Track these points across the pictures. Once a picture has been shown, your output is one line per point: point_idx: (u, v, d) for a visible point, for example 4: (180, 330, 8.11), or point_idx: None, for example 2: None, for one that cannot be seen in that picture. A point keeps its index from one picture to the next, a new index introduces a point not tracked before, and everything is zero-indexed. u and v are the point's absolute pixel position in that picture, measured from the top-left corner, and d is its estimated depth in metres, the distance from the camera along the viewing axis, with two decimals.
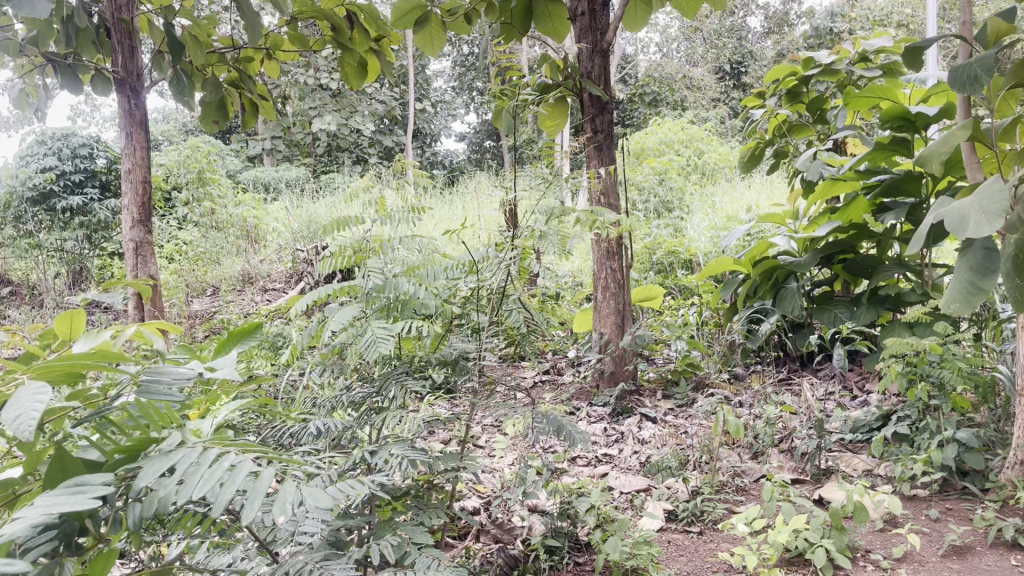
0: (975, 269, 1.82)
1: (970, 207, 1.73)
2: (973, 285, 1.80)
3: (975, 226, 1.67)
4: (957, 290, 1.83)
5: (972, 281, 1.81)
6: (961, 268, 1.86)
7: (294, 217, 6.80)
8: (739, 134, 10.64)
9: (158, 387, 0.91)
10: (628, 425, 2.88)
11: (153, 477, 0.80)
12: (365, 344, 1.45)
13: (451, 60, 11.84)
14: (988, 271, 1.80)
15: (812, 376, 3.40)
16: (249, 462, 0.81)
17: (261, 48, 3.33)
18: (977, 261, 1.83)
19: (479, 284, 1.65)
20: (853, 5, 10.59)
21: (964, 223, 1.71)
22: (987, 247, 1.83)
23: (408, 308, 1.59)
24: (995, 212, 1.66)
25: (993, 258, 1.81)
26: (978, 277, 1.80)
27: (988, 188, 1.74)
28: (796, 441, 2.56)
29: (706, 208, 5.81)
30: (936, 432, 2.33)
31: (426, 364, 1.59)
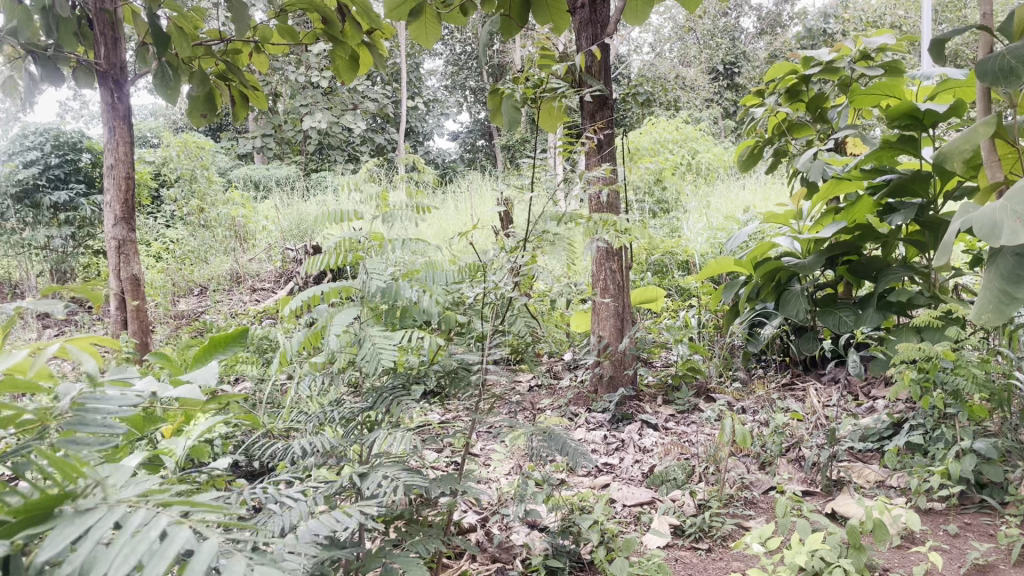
0: (1006, 277, 1.75)
1: (1003, 212, 1.65)
2: (1004, 294, 1.73)
3: (1011, 233, 1.60)
4: (988, 298, 1.75)
5: (1004, 289, 1.73)
6: (990, 276, 1.79)
7: (285, 215, 6.67)
8: (732, 134, 10.58)
9: (95, 417, 0.80)
10: (629, 433, 2.78)
11: (55, 550, 0.65)
12: (365, 355, 1.31)
13: (443, 59, 11.74)
14: (1020, 279, 1.72)
15: (817, 381, 3.31)
16: (183, 530, 0.66)
17: (250, 40, 3.21)
18: (1008, 268, 1.75)
19: (487, 290, 1.56)
20: (846, 6, 10.57)
21: (997, 229, 1.64)
22: (1018, 253, 1.76)
23: (407, 317, 1.47)
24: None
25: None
26: (1010, 285, 1.73)
27: (1020, 192, 1.66)
28: (805, 451, 2.46)
29: (703, 208, 5.72)
30: (952, 442, 2.24)
31: (424, 374, 1.49)
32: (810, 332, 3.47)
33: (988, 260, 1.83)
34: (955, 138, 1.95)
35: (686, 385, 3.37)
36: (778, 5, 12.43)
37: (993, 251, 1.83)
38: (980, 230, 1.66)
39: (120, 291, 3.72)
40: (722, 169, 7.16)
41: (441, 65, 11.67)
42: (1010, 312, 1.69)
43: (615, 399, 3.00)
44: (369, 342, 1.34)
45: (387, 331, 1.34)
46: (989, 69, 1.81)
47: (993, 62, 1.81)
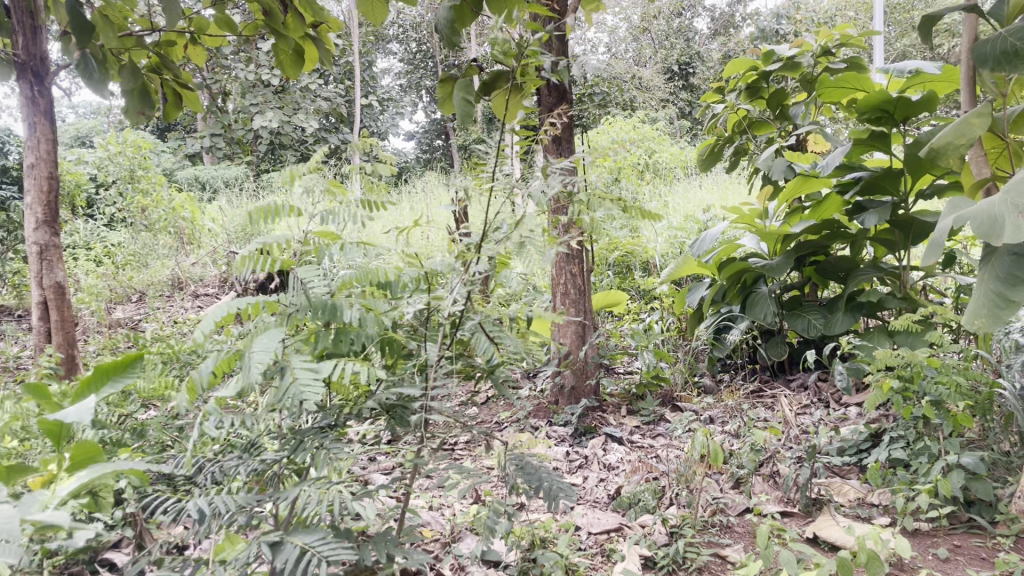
0: (1003, 279, 1.60)
1: (1004, 208, 1.50)
2: (999, 298, 1.58)
3: (1015, 228, 1.45)
4: (982, 302, 1.61)
5: (998, 292, 1.59)
6: (985, 279, 1.64)
7: (230, 218, 6.37)
8: (687, 135, 10.51)
9: None
10: (593, 448, 2.61)
11: None
12: (291, 394, 1.22)
13: (398, 58, 11.49)
14: (1017, 281, 1.57)
15: (786, 388, 3.18)
16: None
17: (184, 30, 2.94)
18: (1006, 270, 1.61)
19: (436, 307, 1.43)
20: (798, 7, 10.61)
21: (998, 226, 1.49)
22: (1016, 254, 1.61)
23: (343, 338, 1.40)
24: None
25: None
26: (1006, 287, 1.59)
27: (1021, 186, 1.52)
28: (780, 467, 2.31)
29: (663, 208, 5.59)
30: (936, 457, 2.11)
31: (358, 410, 1.39)
32: (777, 335, 3.34)
33: (984, 262, 1.68)
34: (945, 131, 1.80)
35: (651, 395, 3.21)
36: (732, 6, 12.43)
37: (988, 251, 1.68)
38: (979, 226, 1.51)
39: (43, 300, 3.45)
40: (680, 169, 7.04)
41: (396, 64, 11.39)
42: (1005, 317, 1.55)
43: (578, 411, 2.83)
44: (291, 376, 1.24)
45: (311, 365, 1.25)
46: (987, 52, 1.68)
47: (992, 44, 1.67)
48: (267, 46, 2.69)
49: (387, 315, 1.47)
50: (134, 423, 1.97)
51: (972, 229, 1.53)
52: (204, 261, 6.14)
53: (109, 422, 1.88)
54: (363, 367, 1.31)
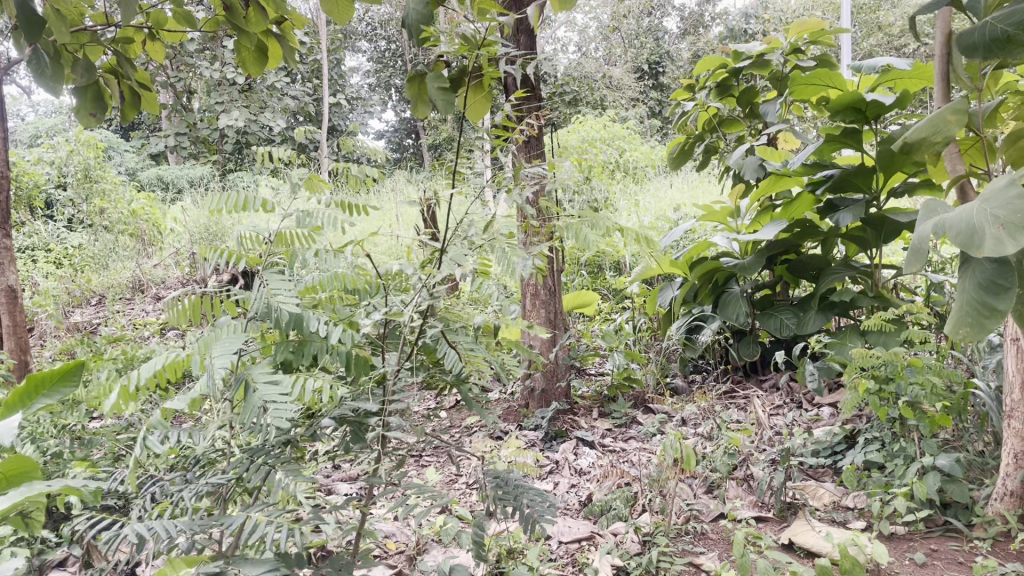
0: (984, 287, 1.56)
1: (984, 219, 1.45)
2: (983, 306, 1.54)
3: (995, 241, 1.41)
4: (965, 311, 1.56)
5: (981, 301, 1.55)
6: (965, 283, 1.60)
7: (193, 219, 6.23)
8: (657, 135, 10.51)
9: None
10: (564, 453, 2.55)
11: None
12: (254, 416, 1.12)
13: (367, 56, 11.35)
14: (1000, 290, 1.53)
15: (758, 389, 3.14)
16: None
17: (141, 26, 2.83)
18: (986, 276, 1.56)
19: (400, 315, 1.35)
20: (766, 7, 10.66)
21: (980, 239, 1.44)
22: (997, 258, 1.56)
23: (303, 350, 1.33)
24: (1017, 223, 1.39)
25: (1007, 273, 1.53)
26: (988, 295, 1.54)
27: (998, 193, 1.48)
28: (753, 470, 2.27)
29: (634, 207, 5.55)
30: (912, 459, 2.08)
31: (316, 424, 1.32)
32: (750, 335, 3.31)
33: (963, 267, 1.64)
34: (920, 126, 1.77)
35: (623, 397, 3.15)
36: (701, 6, 12.46)
37: (967, 255, 1.64)
38: (959, 239, 1.47)
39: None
40: (651, 168, 7.02)
41: (364, 63, 11.25)
42: (991, 327, 1.50)
43: (548, 415, 2.77)
44: (253, 388, 1.16)
45: (274, 377, 1.17)
46: (976, 41, 1.64)
47: (981, 32, 1.64)
48: (228, 43, 2.59)
49: (348, 321, 1.40)
50: (81, 434, 1.87)
51: (954, 241, 1.49)
52: (166, 263, 5.99)
53: (53, 434, 1.79)
54: (327, 383, 1.24)
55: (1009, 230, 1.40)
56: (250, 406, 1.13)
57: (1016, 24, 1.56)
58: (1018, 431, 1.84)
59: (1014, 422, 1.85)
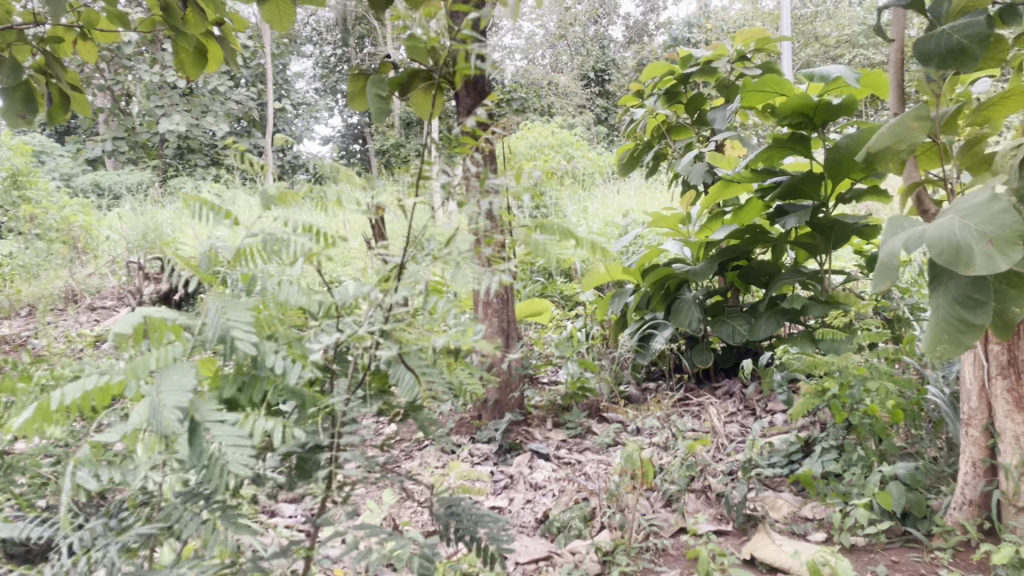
0: (958, 301, 1.54)
1: (968, 234, 1.44)
2: (960, 322, 1.53)
3: (986, 257, 1.40)
4: (940, 327, 1.55)
5: (957, 316, 1.54)
6: (938, 298, 1.59)
7: (131, 226, 6.00)
8: (604, 142, 10.55)
9: None
10: (518, 467, 2.47)
11: None
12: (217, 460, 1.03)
13: (311, 60, 11.16)
14: (974, 305, 1.52)
15: (712, 396, 3.12)
16: None
17: (70, 24, 2.67)
18: (959, 291, 1.55)
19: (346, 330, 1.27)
20: (709, 18, 10.81)
21: (966, 254, 1.43)
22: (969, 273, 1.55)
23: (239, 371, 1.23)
24: (1008, 239, 1.39)
25: (980, 286, 1.52)
26: (963, 309, 1.53)
27: (981, 210, 1.47)
28: (712, 482, 2.23)
29: (584, 213, 5.52)
30: (869, 468, 2.07)
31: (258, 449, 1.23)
32: (702, 342, 3.28)
33: (932, 281, 1.63)
34: (882, 134, 1.75)
35: (577, 406, 3.09)
36: (645, 15, 12.54)
37: (936, 269, 1.63)
38: (942, 253, 1.46)
39: None
40: (598, 175, 7.03)
41: (308, 67, 11.07)
42: (970, 342, 1.49)
43: (501, 427, 2.69)
44: (202, 430, 1.05)
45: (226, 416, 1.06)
46: (932, 49, 1.71)
47: (936, 42, 1.71)
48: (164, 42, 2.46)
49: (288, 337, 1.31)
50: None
51: (936, 257, 1.47)
52: (100, 271, 5.77)
53: None
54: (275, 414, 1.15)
55: (1000, 246, 1.40)
56: (200, 451, 1.04)
57: (972, 35, 1.64)
58: (975, 440, 1.86)
59: (974, 433, 1.85)
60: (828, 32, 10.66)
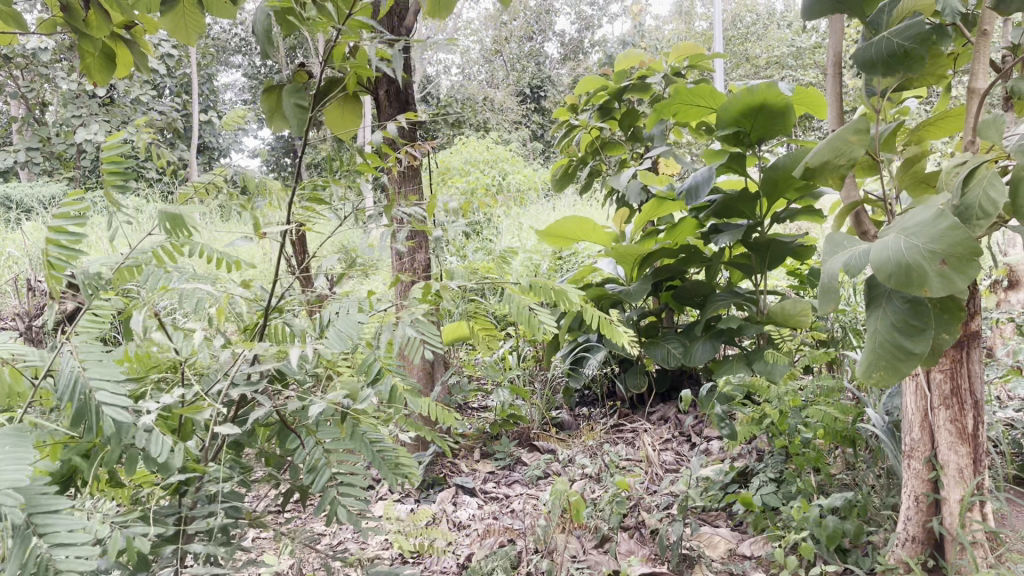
0: (897, 327, 1.44)
1: (916, 253, 1.33)
2: (898, 349, 1.42)
3: (941, 278, 1.29)
4: (878, 354, 1.44)
5: (895, 342, 1.43)
6: (877, 323, 1.48)
7: (36, 244, 5.61)
8: (538, 158, 10.49)
9: None
10: (441, 504, 2.31)
11: None
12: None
13: (240, 72, 10.81)
14: (914, 331, 1.41)
15: (646, 422, 3.01)
16: None
17: None
18: (898, 316, 1.44)
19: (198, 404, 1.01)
20: (642, 37, 10.89)
21: (918, 275, 1.31)
22: (907, 296, 1.45)
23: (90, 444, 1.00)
24: (961, 257, 1.28)
25: (919, 312, 1.42)
26: (902, 335, 1.43)
27: (927, 226, 1.35)
28: (646, 518, 2.11)
29: (517, 230, 5.39)
30: (808, 503, 1.97)
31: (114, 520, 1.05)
32: (636, 366, 3.17)
33: (870, 304, 1.52)
34: (820, 150, 1.66)
35: (506, 435, 2.94)
36: (581, 32, 12.53)
37: (874, 291, 1.52)
38: (891, 276, 1.34)
39: None
40: (533, 192, 6.92)
41: (238, 79, 10.72)
42: (909, 371, 1.39)
43: (426, 460, 2.51)
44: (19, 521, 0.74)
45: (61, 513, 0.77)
46: (874, 56, 1.64)
47: (878, 47, 1.64)
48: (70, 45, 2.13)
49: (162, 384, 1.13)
50: None
51: (884, 278, 1.35)
52: (3, 291, 5.42)
53: None
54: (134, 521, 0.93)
55: (954, 265, 1.29)
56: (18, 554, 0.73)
57: (917, 37, 1.57)
58: (918, 473, 1.77)
59: (917, 465, 1.77)
60: (758, 54, 10.83)
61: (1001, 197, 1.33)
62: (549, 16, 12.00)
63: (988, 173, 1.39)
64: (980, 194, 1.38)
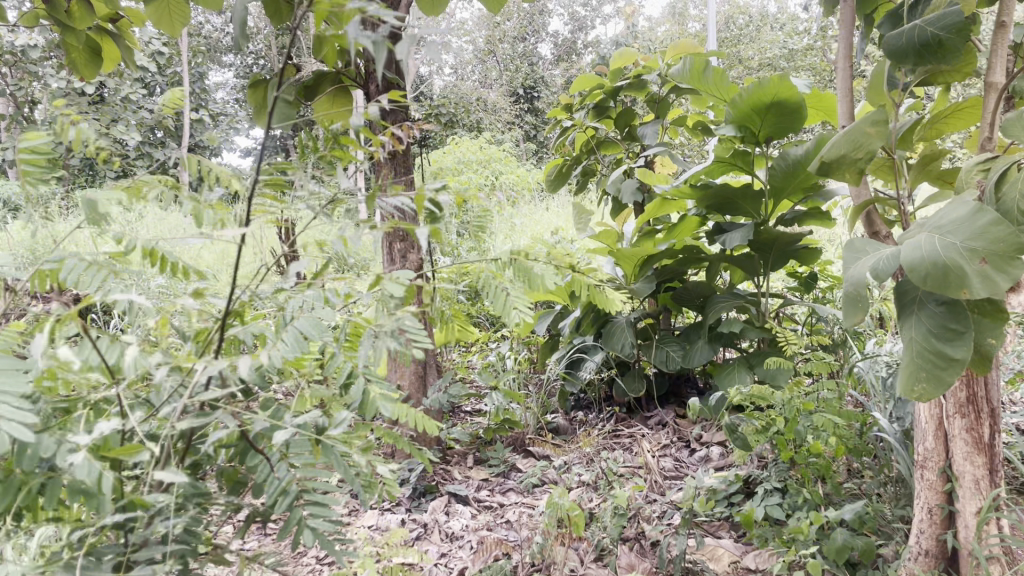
0: (934, 333, 1.37)
1: (954, 253, 1.26)
2: (937, 355, 1.34)
3: (984, 278, 1.22)
4: (916, 363, 1.37)
5: (934, 349, 1.36)
6: (912, 331, 1.41)
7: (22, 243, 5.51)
8: (531, 159, 10.42)
9: None
10: (433, 513, 2.23)
11: None
12: None
13: (231, 70, 10.71)
14: (953, 336, 1.34)
15: (643, 427, 2.93)
16: None
17: None
18: (935, 322, 1.37)
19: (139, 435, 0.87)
20: (636, 39, 10.87)
21: (957, 276, 1.23)
22: (943, 301, 1.38)
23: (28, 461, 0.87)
24: (1004, 253, 1.21)
25: (958, 316, 1.35)
26: (940, 341, 1.35)
27: (965, 224, 1.28)
28: (647, 530, 2.02)
29: (509, 230, 5.32)
30: (817, 513, 1.89)
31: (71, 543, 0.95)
32: (634, 368, 3.09)
33: (901, 313, 1.46)
34: (837, 143, 1.59)
35: (500, 440, 2.85)
36: (574, 33, 12.46)
37: (906, 299, 1.46)
38: (930, 278, 1.26)
39: None
40: (526, 193, 6.87)
41: (230, 78, 10.65)
42: (952, 379, 1.31)
43: (417, 468, 2.43)
44: None
45: None
46: (905, 45, 1.57)
47: (910, 35, 1.57)
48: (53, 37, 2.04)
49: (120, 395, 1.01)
50: None
51: (920, 281, 1.27)
52: None
53: None
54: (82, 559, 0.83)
55: (996, 263, 1.22)
56: None
57: (950, 26, 1.49)
58: (931, 484, 1.70)
59: (936, 478, 1.69)
60: (751, 56, 10.81)
61: None
62: (543, 17, 11.93)
63: (1021, 172, 1.32)
64: (1016, 196, 1.31)
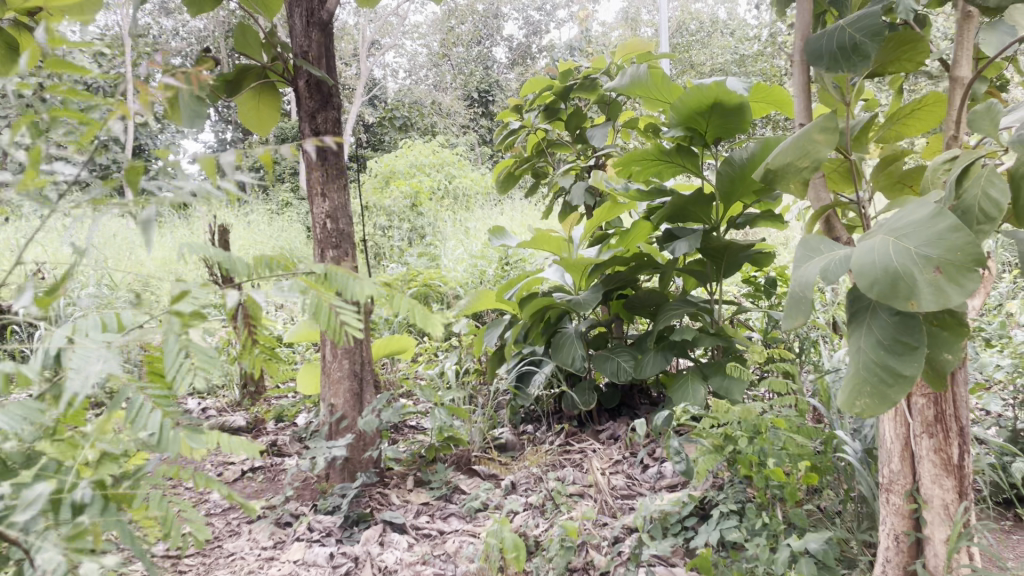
0: (884, 346, 1.24)
1: (907, 259, 1.13)
2: (884, 370, 1.22)
3: (934, 289, 1.09)
4: (862, 377, 1.25)
5: (881, 362, 1.23)
6: (861, 341, 1.28)
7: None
8: (486, 163, 10.27)
9: None
10: (364, 546, 2.05)
11: None
12: None
13: None
14: (904, 350, 1.21)
15: (594, 442, 2.79)
16: None
17: None
18: (887, 334, 1.24)
19: None
20: (589, 43, 10.78)
21: (907, 286, 1.12)
22: (896, 311, 1.25)
23: None
24: (959, 264, 1.08)
25: (911, 328, 1.22)
26: (890, 355, 1.22)
27: (922, 226, 1.15)
28: (596, 560, 1.87)
29: (461, 235, 5.16)
30: (776, 539, 1.75)
31: None
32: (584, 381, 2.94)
33: (853, 320, 1.33)
34: (783, 150, 1.45)
35: (444, 459, 2.69)
36: (530, 37, 12.34)
37: (859, 306, 1.33)
38: (877, 284, 1.14)
39: None
40: (480, 197, 6.71)
41: None
42: (895, 398, 1.19)
43: (350, 494, 2.25)
44: None
45: None
46: (823, 48, 1.47)
47: (827, 40, 1.48)
48: None
49: None
50: None
51: (867, 286, 1.16)
52: None
53: None
54: None
55: (950, 274, 1.09)
56: None
57: (867, 30, 1.41)
58: (896, 509, 1.57)
59: (900, 500, 1.56)
60: (705, 61, 10.81)
61: (1005, 200, 1.14)
62: (497, 20, 11.76)
63: (986, 169, 1.20)
64: (978, 194, 1.19)
